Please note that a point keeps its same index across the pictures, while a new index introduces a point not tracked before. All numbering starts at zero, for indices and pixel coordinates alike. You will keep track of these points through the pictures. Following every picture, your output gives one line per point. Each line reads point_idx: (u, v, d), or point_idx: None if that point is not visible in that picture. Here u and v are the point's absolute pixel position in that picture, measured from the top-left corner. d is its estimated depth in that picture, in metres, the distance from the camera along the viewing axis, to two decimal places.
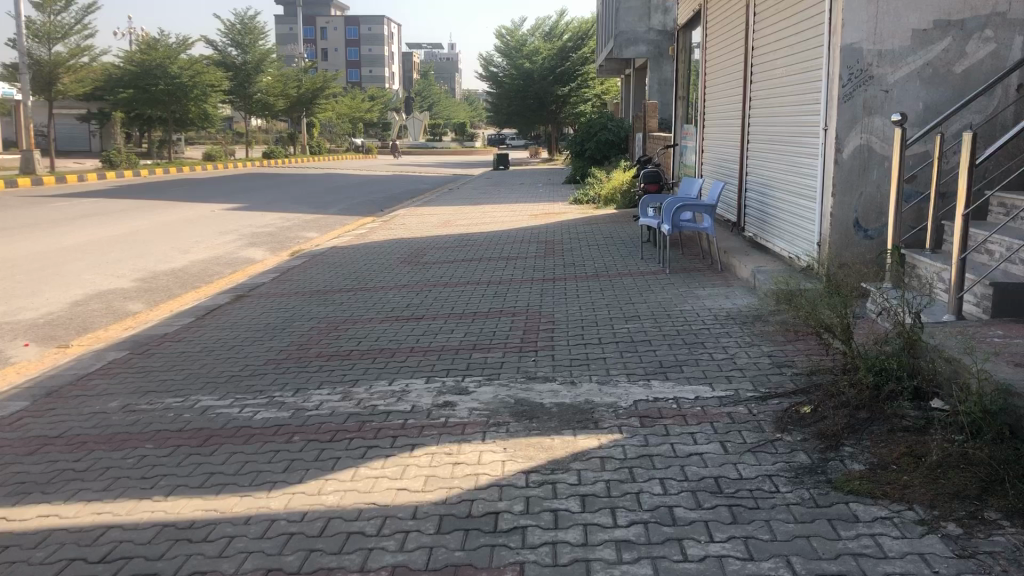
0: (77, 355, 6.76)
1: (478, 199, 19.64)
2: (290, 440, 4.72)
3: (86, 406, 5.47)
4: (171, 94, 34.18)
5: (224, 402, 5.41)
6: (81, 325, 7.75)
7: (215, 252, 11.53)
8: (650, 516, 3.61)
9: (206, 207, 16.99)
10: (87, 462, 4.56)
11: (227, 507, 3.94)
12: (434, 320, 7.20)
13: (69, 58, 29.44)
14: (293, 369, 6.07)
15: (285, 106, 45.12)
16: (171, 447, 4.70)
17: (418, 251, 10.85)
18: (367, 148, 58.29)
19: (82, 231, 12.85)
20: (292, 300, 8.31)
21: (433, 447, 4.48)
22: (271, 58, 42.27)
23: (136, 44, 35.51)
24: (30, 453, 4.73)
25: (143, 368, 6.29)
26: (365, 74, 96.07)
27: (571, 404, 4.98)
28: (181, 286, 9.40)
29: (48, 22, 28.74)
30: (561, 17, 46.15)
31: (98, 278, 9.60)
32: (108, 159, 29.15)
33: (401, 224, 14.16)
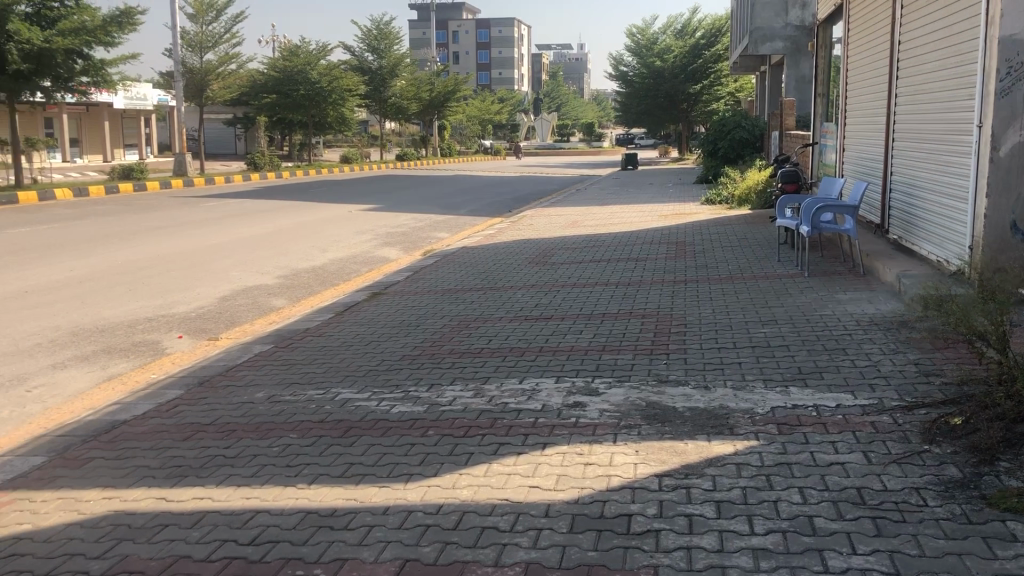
0: (226, 347, 7.13)
1: (607, 199, 19.55)
2: (426, 434, 4.83)
3: (235, 396, 5.76)
4: (310, 99, 35.61)
5: (362, 395, 5.60)
6: (229, 319, 8.16)
7: (352, 251, 11.93)
8: (789, 525, 3.52)
9: (343, 207, 17.56)
10: (236, 449, 4.81)
11: (367, 497, 4.08)
12: (563, 320, 7.22)
13: (218, 65, 31.04)
14: (426, 365, 6.22)
15: (417, 109, 46.21)
16: (313, 437, 4.90)
17: (548, 252, 10.89)
18: (496, 150, 59.00)
19: (230, 230, 13.55)
20: (426, 298, 8.50)
21: (564, 447, 4.49)
22: (405, 63, 43.31)
23: (279, 51, 37.10)
24: (185, 439, 5.02)
25: (287, 360, 6.58)
26: (495, 76, 97.31)
27: (703, 409, 4.91)
28: (321, 283, 9.77)
29: (200, 32, 30.38)
30: (693, 14, 45.45)
31: (244, 275, 10.08)
32: (253, 161, 30.63)
33: (530, 225, 14.26)
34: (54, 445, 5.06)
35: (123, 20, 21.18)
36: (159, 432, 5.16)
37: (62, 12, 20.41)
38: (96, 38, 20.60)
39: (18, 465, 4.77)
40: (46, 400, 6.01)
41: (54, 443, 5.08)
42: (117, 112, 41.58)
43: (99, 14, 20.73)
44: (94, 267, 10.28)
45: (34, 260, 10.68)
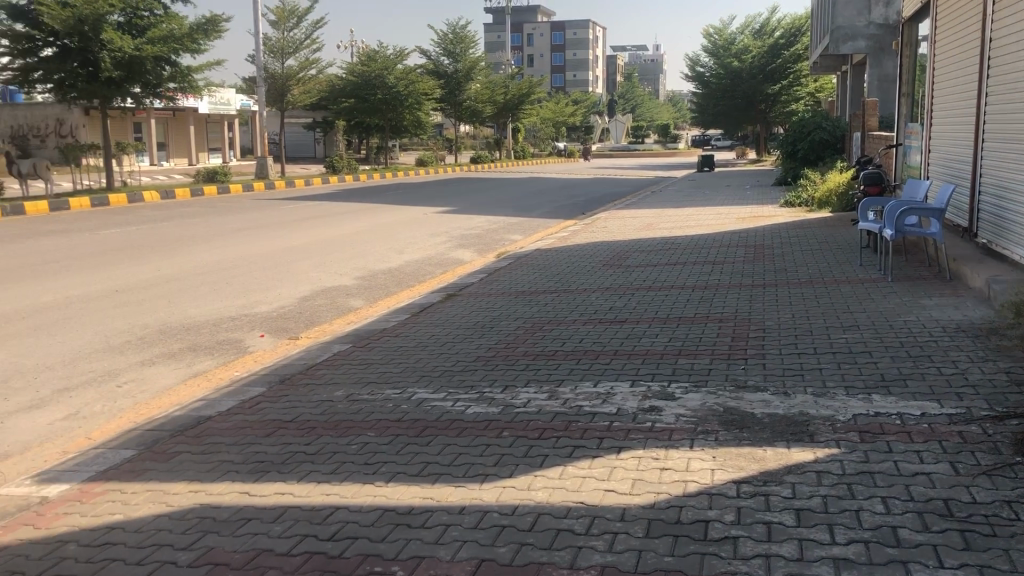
0: (306, 346, 7.30)
1: (682, 201, 19.36)
2: (500, 435, 4.86)
3: (315, 394, 5.89)
4: (388, 103, 36.19)
5: (438, 395, 5.66)
6: (308, 319, 8.35)
7: (427, 253, 12.07)
8: (873, 535, 3.44)
9: (418, 210, 17.77)
10: (316, 446, 4.92)
11: (443, 496, 4.13)
12: (638, 323, 7.18)
13: (299, 70, 31.72)
14: (501, 367, 6.26)
15: (492, 111, 46.45)
16: (390, 436, 4.98)
17: (622, 255, 10.84)
18: (569, 152, 58.92)
19: (309, 232, 13.85)
20: (501, 300, 8.55)
21: (640, 451, 4.47)
22: (481, 66, 43.60)
23: (357, 56, 37.71)
24: (267, 435, 5.15)
25: (365, 360, 6.69)
26: (569, 78, 97.18)
27: (783, 415, 4.82)
28: (397, 284, 9.92)
29: (282, 38, 31.09)
30: (772, 14, 44.70)
31: (323, 276, 10.30)
32: (331, 164, 31.22)
33: (604, 227, 14.20)
34: (143, 439, 5.25)
35: (209, 27, 21.82)
36: (243, 428, 5.31)
37: (153, 20, 21.10)
38: (183, 45, 21.27)
39: (110, 457, 4.96)
40: (135, 395, 6.24)
41: (143, 437, 5.27)
42: (202, 117, 42.84)
43: (186, 22, 21.40)
44: (180, 267, 10.63)
45: (125, 259, 11.10)
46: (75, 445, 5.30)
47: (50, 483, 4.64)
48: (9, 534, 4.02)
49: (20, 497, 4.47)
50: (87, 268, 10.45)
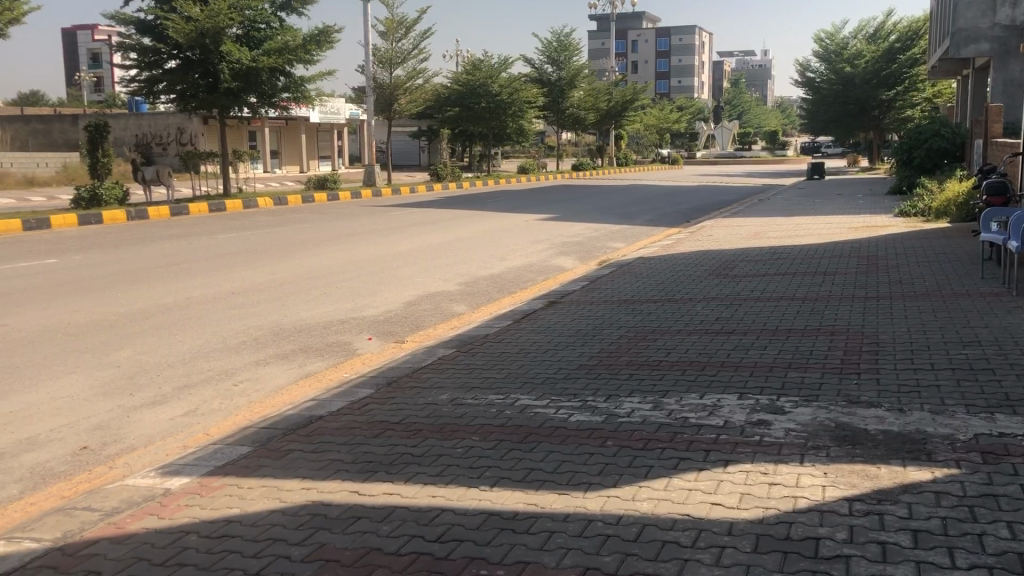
0: (412, 350, 7.45)
1: (790, 210, 18.91)
2: (604, 444, 4.86)
3: (421, 397, 6.00)
4: (492, 111, 36.61)
5: (541, 402, 5.70)
6: (413, 323, 8.52)
7: (529, 260, 12.13)
8: (997, 561, 3.29)
9: (521, 217, 17.88)
10: (423, 448, 5.02)
11: (547, 503, 4.15)
12: (744, 335, 7.06)
13: (407, 80, 32.40)
14: (603, 375, 6.24)
15: (595, 118, 46.39)
16: (494, 441, 5.03)
17: (728, 264, 10.66)
18: (673, 159, 58.27)
19: (414, 238, 14.11)
20: (604, 308, 8.53)
21: (748, 465, 4.39)
22: (584, 74, 43.60)
23: (462, 65, 38.23)
24: (375, 435, 5.28)
25: (468, 365, 6.78)
26: (674, 85, 96.19)
27: (898, 432, 4.66)
28: (500, 291, 10.02)
29: (390, 49, 31.83)
30: (887, 17, 43.31)
31: (427, 281, 10.49)
32: (436, 172, 31.74)
33: (709, 236, 13.99)
34: (259, 436, 5.46)
35: (322, 38, 22.43)
36: (352, 428, 5.45)
37: (269, 33, 21.90)
38: (296, 56, 21.99)
39: (227, 453, 5.17)
40: (251, 393, 6.49)
41: (258, 435, 5.46)
42: (313, 126, 44.23)
43: (300, 34, 22.11)
44: (292, 271, 10.99)
45: (240, 263, 11.55)
46: (195, 440, 5.54)
47: (172, 476, 4.86)
48: (135, 523, 4.23)
49: (145, 488, 4.70)
50: (205, 271, 10.93)
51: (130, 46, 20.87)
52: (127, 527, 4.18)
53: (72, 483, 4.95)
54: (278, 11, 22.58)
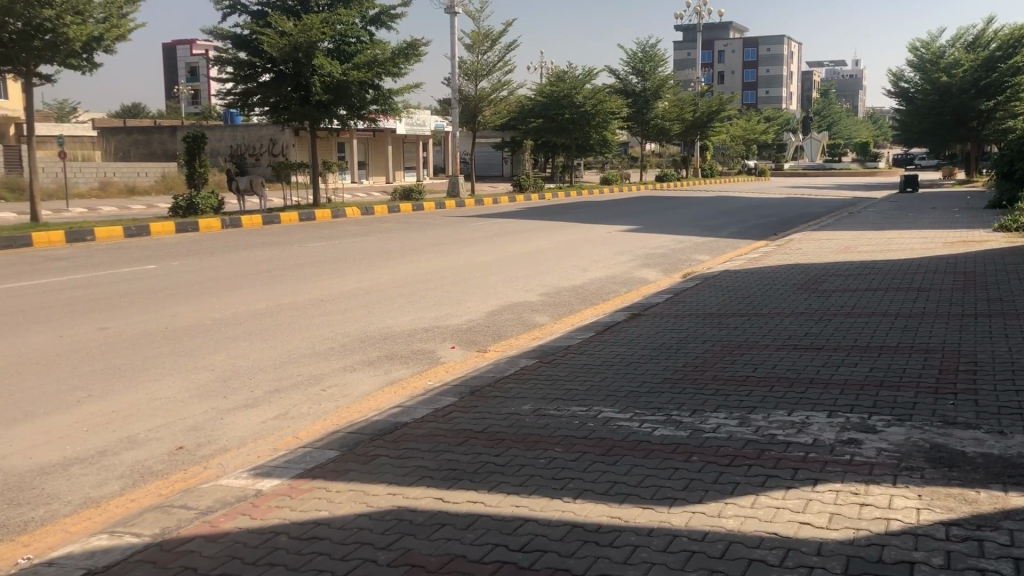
0: (494, 359, 7.51)
1: (882, 223, 18.40)
2: (689, 459, 4.81)
3: (504, 406, 6.05)
4: (575, 122, 36.68)
5: (625, 415, 5.67)
6: (496, 333, 8.59)
7: (612, 271, 12.10)
8: None
9: (605, 228, 17.86)
10: (506, 457, 5.06)
11: (631, 516, 4.14)
12: (834, 351, 6.91)
13: (491, 92, 32.72)
14: (689, 390, 6.17)
15: (680, 129, 46.03)
16: (577, 453, 5.03)
17: (817, 278, 10.44)
18: (759, 171, 57.33)
19: (498, 248, 14.24)
20: (688, 321, 8.45)
21: (838, 484, 4.29)
22: (670, 84, 43.32)
23: (546, 76, 38.45)
24: (459, 443, 5.34)
25: (551, 375, 6.79)
26: (761, 95, 94.74)
27: (1000, 456, 4.49)
28: (582, 302, 10.03)
29: (476, 61, 32.23)
30: (987, 24, 41.82)
31: (510, 291, 10.56)
32: (519, 182, 31.97)
33: (797, 249, 13.72)
34: (346, 440, 5.58)
35: (410, 51, 22.85)
36: (436, 436, 5.52)
37: (358, 46, 22.39)
38: (385, 69, 22.46)
39: (316, 456, 5.29)
40: (338, 398, 6.64)
41: (345, 439, 5.59)
42: (399, 137, 45.05)
43: (389, 47, 22.58)
44: (378, 279, 11.19)
45: (329, 271, 11.84)
46: (285, 443, 5.70)
47: (264, 477, 5.00)
48: (229, 522, 4.37)
49: (238, 488, 4.85)
50: (295, 278, 11.23)
51: (226, 60, 21.66)
52: (222, 526, 4.32)
53: (169, 482, 5.14)
54: (368, 24, 23.09)
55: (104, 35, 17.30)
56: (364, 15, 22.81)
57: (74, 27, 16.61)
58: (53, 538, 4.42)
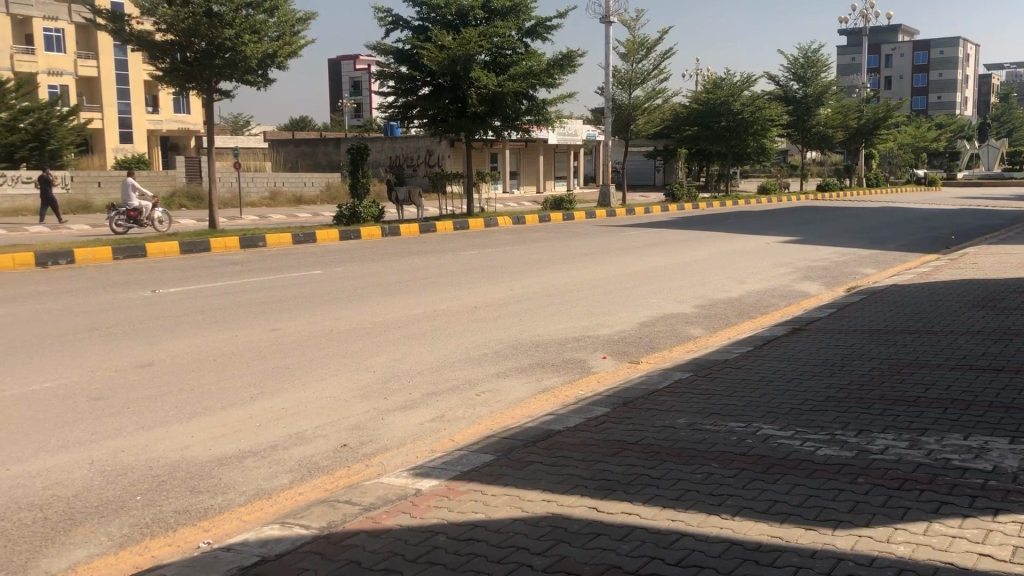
0: (647, 371, 7.44)
1: None
2: (855, 481, 4.62)
3: (657, 419, 5.98)
4: (733, 130, 35.89)
5: (786, 433, 5.50)
6: (649, 344, 8.50)
7: (770, 284, 11.76)
8: None
9: (763, 239, 17.35)
10: (660, 470, 5.00)
11: (792, 536, 4.00)
12: (1014, 373, 6.45)
13: (646, 100, 32.49)
14: (854, 409, 5.91)
15: (843, 136, 44.22)
16: (735, 470, 4.92)
17: (995, 295, 9.76)
18: (930, 180, 54.22)
19: (651, 259, 14.11)
20: (851, 338, 8.09)
21: (1022, 517, 4.00)
22: (833, 91, 41.67)
23: (702, 83, 37.84)
24: (613, 454, 5.33)
25: (706, 390, 6.66)
26: (933, 101, 89.68)
27: None
28: (739, 315, 9.79)
29: (631, 70, 32.10)
30: None
31: (664, 302, 10.43)
32: (672, 192, 31.58)
33: (972, 264, 12.91)
34: (501, 445, 5.67)
35: (566, 62, 23.04)
36: (589, 446, 5.52)
37: (515, 58, 22.73)
38: (540, 80, 22.74)
39: (472, 459, 5.40)
40: (492, 404, 6.76)
41: (500, 444, 5.68)
42: (551, 147, 45.44)
43: (545, 58, 22.87)
44: (530, 288, 11.31)
45: (484, 278, 12.08)
46: (441, 445, 5.85)
47: (422, 477, 5.15)
48: (390, 519, 4.53)
49: (398, 487, 5.01)
50: (450, 285, 11.51)
51: (389, 74, 22.57)
52: (383, 522, 4.48)
53: (334, 478, 5.38)
54: (525, 36, 23.46)
55: (278, 52, 18.30)
56: (521, 28, 23.20)
57: (251, 46, 17.63)
58: (230, 526, 4.70)
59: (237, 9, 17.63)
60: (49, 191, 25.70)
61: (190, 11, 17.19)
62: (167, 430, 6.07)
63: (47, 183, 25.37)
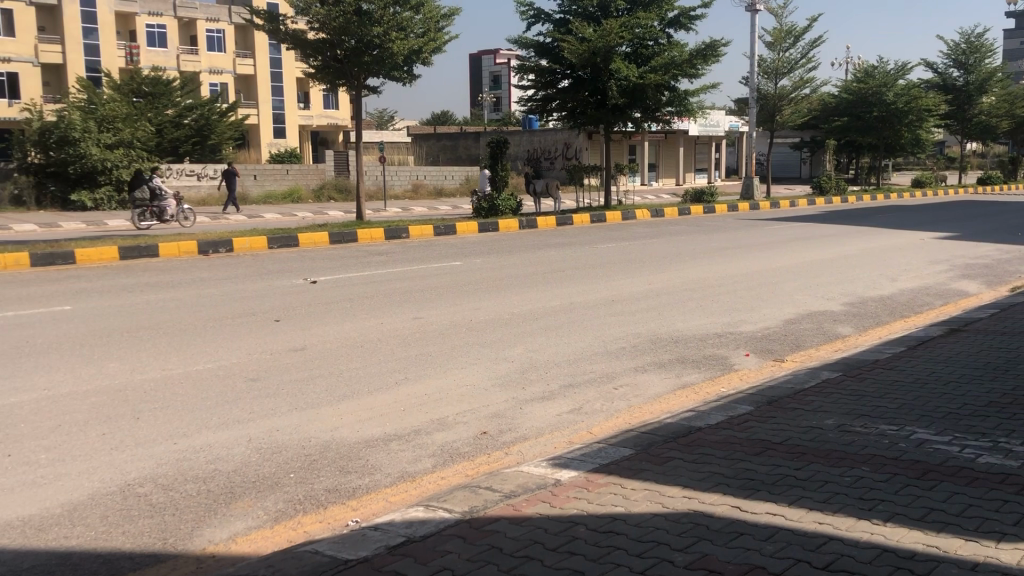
0: (793, 370, 7.22)
1: None
2: (1019, 493, 4.35)
3: (804, 419, 5.80)
4: (885, 121, 34.31)
5: (943, 438, 5.23)
6: (794, 342, 8.27)
7: (925, 282, 11.20)
8: None
9: (918, 235, 16.51)
10: (807, 472, 4.86)
11: (951, 547, 3.81)
12: None
13: (793, 90, 31.51)
14: (1020, 416, 5.57)
15: (1008, 126, 41.44)
16: (888, 474, 4.72)
17: None
18: None
19: (796, 254, 13.69)
20: (1016, 340, 7.59)
21: None
22: (999, 78, 39.09)
23: (852, 71, 36.40)
24: (756, 453, 5.21)
25: (856, 391, 6.41)
26: None
27: None
28: (891, 314, 9.36)
29: (778, 59, 31.15)
30: None
31: (810, 299, 10.11)
32: (819, 185, 30.60)
33: None
34: (639, 439, 5.63)
35: (708, 52, 22.56)
36: (732, 444, 5.42)
37: (657, 49, 22.42)
38: (682, 70, 22.36)
39: (612, 452, 5.40)
40: (630, 398, 6.73)
41: (639, 438, 5.64)
42: (692, 138, 44.73)
43: (687, 49, 22.47)
44: (670, 283, 11.16)
45: (622, 272, 12.03)
46: (580, 437, 5.88)
47: (561, 468, 5.18)
48: (530, 507, 4.58)
49: (538, 476, 5.07)
50: (587, 278, 11.50)
51: (529, 67, 22.74)
52: (524, 510, 4.54)
53: (475, 464, 5.49)
54: (667, 26, 23.11)
55: (423, 48, 18.74)
56: (663, 18, 22.88)
57: (398, 42, 18.15)
58: (377, 506, 4.88)
59: (386, 7, 18.17)
60: (234, 186, 27.97)
61: (342, 10, 17.87)
62: (318, 411, 6.36)
63: (231, 176, 27.62)
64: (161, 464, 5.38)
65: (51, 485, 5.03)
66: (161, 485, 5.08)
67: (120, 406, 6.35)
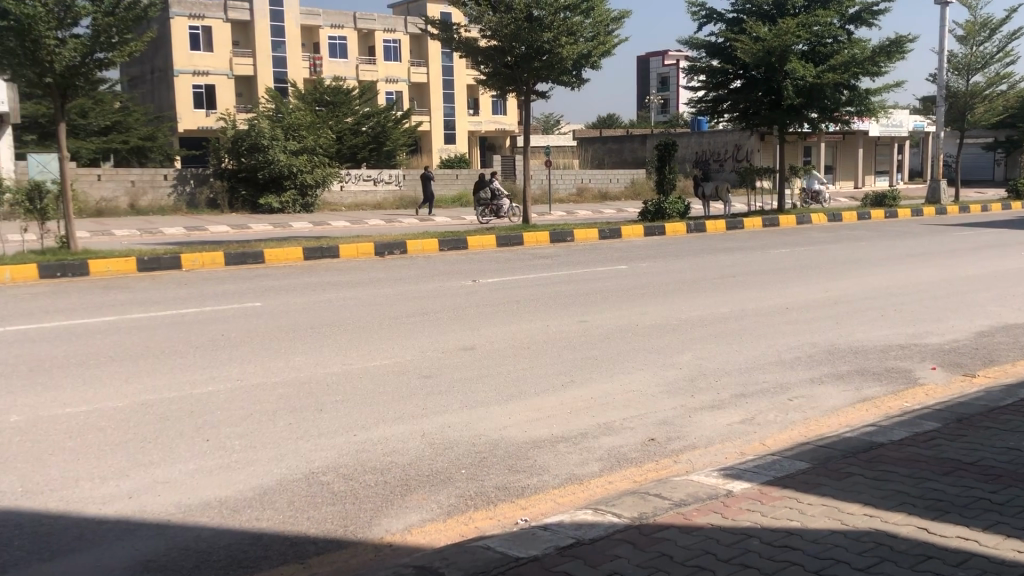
0: (986, 387, 6.74)
1: None
2: None
3: (1000, 440, 5.41)
4: None
5: None
6: (987, 356, 7.72)
7: None
8: None
9: None
10: (1004, 496, 4.54)
11: None
12: None
13: (987, 87, 29.41)
14: None
15: None
16: None
17: None
18: None
19: (990, 262, 12.80)
20: None
21: None
22: None
23: None
24: (946, 473, 4.91)
25: None
26: None
27: None
28: None
29: (971, 54, 29.19)
30: None
31: (1006, 311, 9.42)
32: (1016, 188, 28.43)
33: None
34: (816, 454, 5.42)
35: (893, 48, 21.42)
36: (918, 462, 5.13)
37: (836, 47, 21.52)
38: (864, 69, 21.37)
39: (787, 465, 5.23)
40: (806, 410, 6.48)
41: (815, 452, 5.44)
42: (872, 139, 42.64)
43: (870, 45, 21.42)
44: (846, 290, 10.68)
45: (797, 278, 11.65)
46: (752, 448, 5.74)
47: (733, 479, 5.07)
48: (701, 517, 4.51)
49: (709, 486, 4.98)
50: (756, 284, 11.17)
51: (700, 68, 22.38)
52: (695, 519, 4.47)
53: (643, 470, 5.46)
54: (848, 23, 22.14)
55: (592, 51, 18.85)
56: (843, 14, 21.93)
57: (568, 47, 18.29)
58: (546, 506, 4.94)
59: (556, 12, 18.41)
60: (428, 189, 29.46)
61: (513, 17, 18.17)
62: (488, 410, 6.51)
63: (427, 180, 29.14)
64: (341, 454, 5.66)
65: (245, 469, 5.40)
66: (342, 475, 5.34)
67: (304, 397, 6.73)
